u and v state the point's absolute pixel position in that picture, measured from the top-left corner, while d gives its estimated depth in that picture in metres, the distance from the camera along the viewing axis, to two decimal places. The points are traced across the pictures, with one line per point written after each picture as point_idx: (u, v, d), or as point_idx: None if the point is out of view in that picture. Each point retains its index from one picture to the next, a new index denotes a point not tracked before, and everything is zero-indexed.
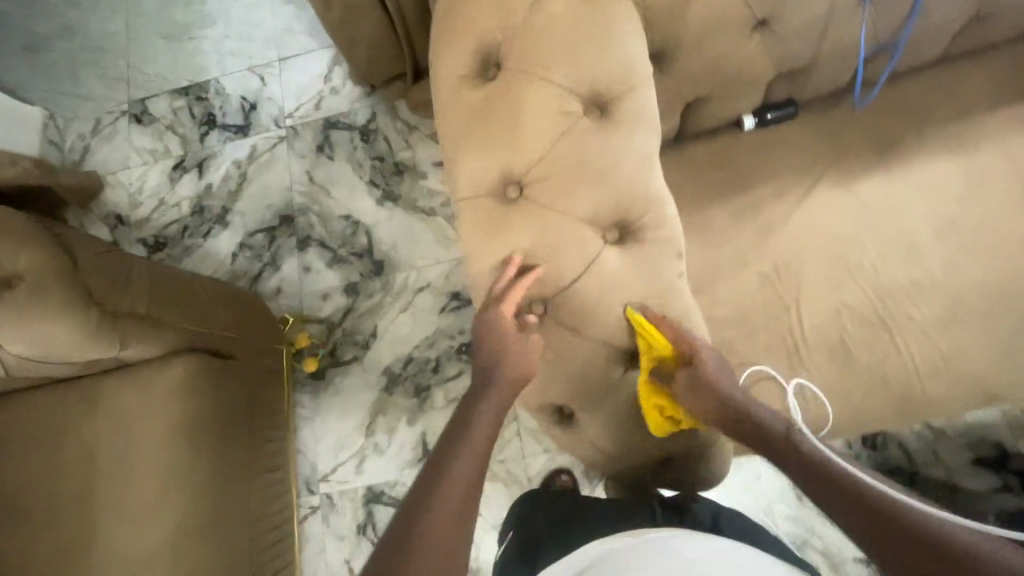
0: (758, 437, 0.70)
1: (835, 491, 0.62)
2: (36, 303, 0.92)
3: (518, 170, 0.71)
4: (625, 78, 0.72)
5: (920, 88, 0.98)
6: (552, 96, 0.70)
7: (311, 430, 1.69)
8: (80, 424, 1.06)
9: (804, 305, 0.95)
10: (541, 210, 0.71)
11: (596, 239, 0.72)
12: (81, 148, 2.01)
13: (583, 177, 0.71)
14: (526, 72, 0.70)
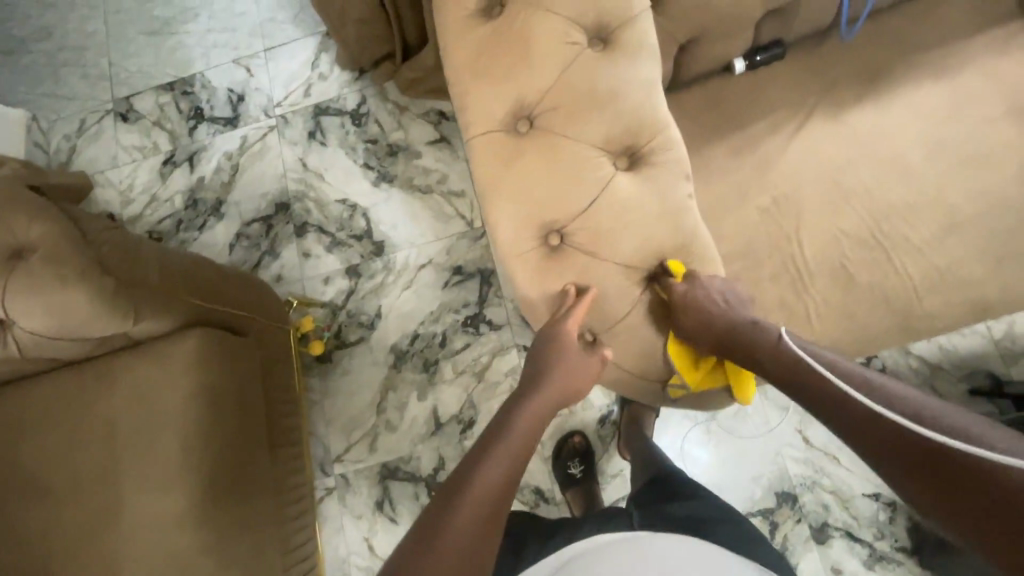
0: (755, 359, 0.75)
1: (831, 406, 0.66)
2: (52, 273, 0.93)
3: (530, 100, 0.73)
4: (625, 9, 0.74)
5: (901, 21, 1.02)
6: (556, 27, 0.72)
7: (322, 412, 1.68)
8: (100, 402, 1.07)
9: (805, 234, 0.98)
10: (553, 139, 0.73)
11: (607, 166, 0.74)
12: (66, 149, 1.98)
13: (591, 104, 0.73)
14: (531, 6, 0.72)
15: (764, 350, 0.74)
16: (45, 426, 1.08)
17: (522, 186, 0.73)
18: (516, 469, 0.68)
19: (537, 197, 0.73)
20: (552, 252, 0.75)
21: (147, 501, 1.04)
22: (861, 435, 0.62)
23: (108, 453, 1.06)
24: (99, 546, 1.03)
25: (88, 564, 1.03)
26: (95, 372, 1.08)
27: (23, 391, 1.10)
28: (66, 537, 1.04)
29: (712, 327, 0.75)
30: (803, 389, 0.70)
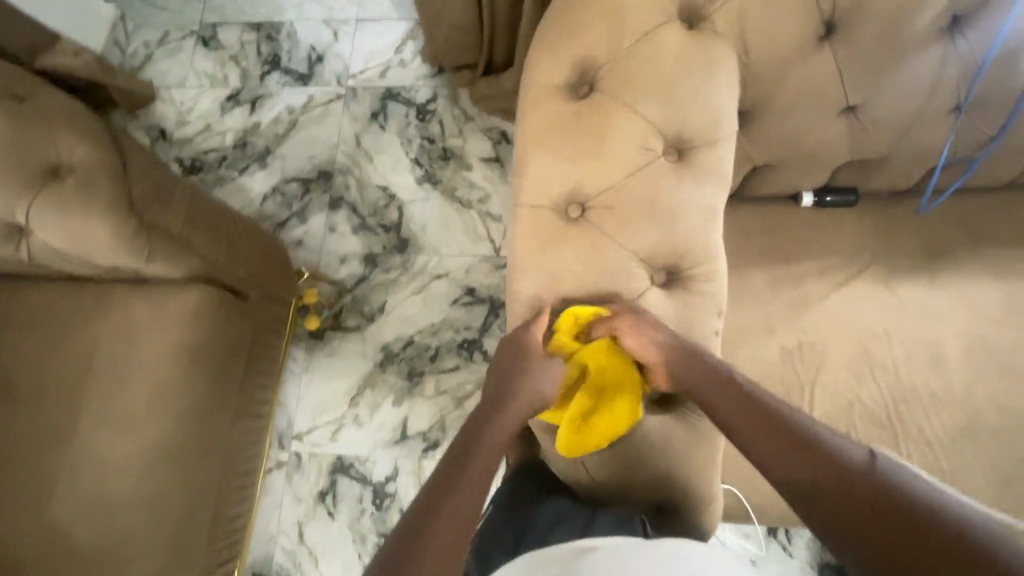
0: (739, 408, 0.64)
1: (806, 461, 0.58)
2: (82, 197, 0.93)
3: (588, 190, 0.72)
4: (711, 129, 0.72)
5: (982, 209, 0.99)
6: (636, 129, 0.71)
7: (297, 386, 1.68)
8: (88, 325, 1.07)
9: (820, 388, 0.95)
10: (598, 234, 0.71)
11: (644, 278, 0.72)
12: (142, 56, 2.01)
13: (643, 209, 0.71)
14: (619, 98, 0.71)
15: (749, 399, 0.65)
16: (30, 331, 1.08)
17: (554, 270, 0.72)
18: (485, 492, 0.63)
19: (565, 287, 0.72)
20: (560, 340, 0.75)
21: (100, 438, 1.03)
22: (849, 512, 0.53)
23: (78, 376, 1.06)
24: (41, 464, 1.03)
25: (23, 478, 1.03)
26: (92, 294, 1.08)
27: (20, 291, 1.10)
28: (13, 446, 1.04)
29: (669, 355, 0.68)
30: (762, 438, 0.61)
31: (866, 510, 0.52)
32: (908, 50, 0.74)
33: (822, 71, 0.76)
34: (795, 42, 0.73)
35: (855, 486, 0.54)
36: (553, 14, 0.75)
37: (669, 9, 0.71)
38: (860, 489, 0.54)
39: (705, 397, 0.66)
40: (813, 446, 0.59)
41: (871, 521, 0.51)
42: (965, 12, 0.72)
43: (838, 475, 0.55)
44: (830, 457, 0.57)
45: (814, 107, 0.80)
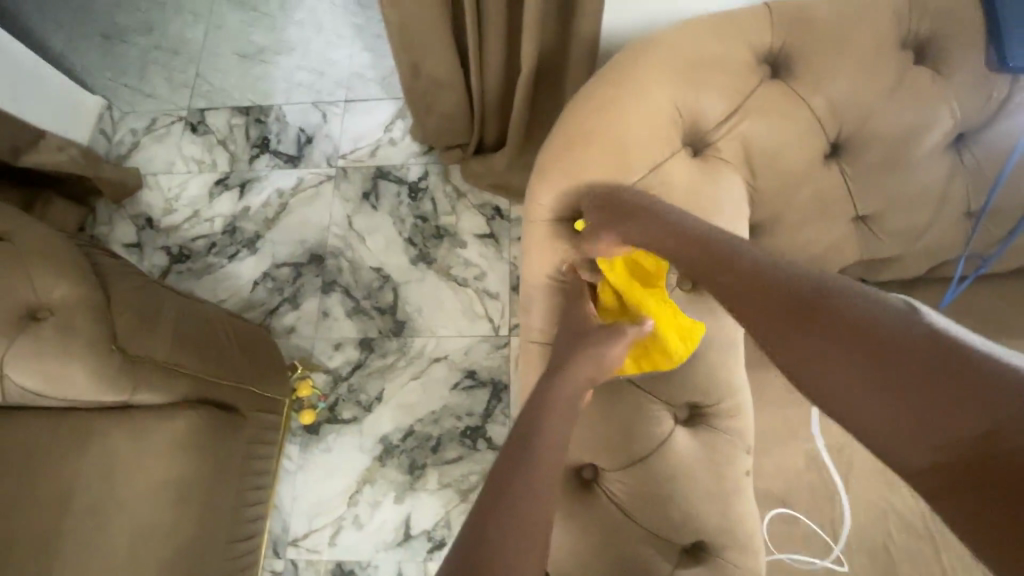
0: (731, 276, 0.59)
1: (804, 325, 0.53)
2: (63, 341, 0.89)
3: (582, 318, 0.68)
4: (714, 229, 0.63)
5: (996, 297, 0.96)
6: (642, 236, 0.64)
7: (292, 486, 1.59)
8: (55, 468, 0.94)
9: (850, 498, 0.91)
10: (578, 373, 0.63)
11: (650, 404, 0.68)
12: (129, 143, 1.94)
13: (630, 332, 0.65)
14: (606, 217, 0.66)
15: (753, 270, 0.58)
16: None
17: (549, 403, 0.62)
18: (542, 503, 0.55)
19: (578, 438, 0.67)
20: (584, 490, 0.68)
21: None
22: (864, 383, 0.48)
23: None
24: None
25: None
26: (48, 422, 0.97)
27: None
28: None
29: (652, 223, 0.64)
30: (762, 305, 0.56)
31: (884, 373, 0.47)
32: (916, 168, 0.72)
33: (829, 188, 0.74)
34: (804, 163, 0.72)
35: (973, 410, 0.42)
36: (553, 143, 0.73)
37: (673, 140, 0.69)
38: (900, 362, 0.47)
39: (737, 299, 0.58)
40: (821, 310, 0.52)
41: (954, 453, 0.43)
42: (971, 129, 0.71)
43: (933, 393, 0.44)
44: (918, 371, 0.46)
45: (825, 220, 0.78)
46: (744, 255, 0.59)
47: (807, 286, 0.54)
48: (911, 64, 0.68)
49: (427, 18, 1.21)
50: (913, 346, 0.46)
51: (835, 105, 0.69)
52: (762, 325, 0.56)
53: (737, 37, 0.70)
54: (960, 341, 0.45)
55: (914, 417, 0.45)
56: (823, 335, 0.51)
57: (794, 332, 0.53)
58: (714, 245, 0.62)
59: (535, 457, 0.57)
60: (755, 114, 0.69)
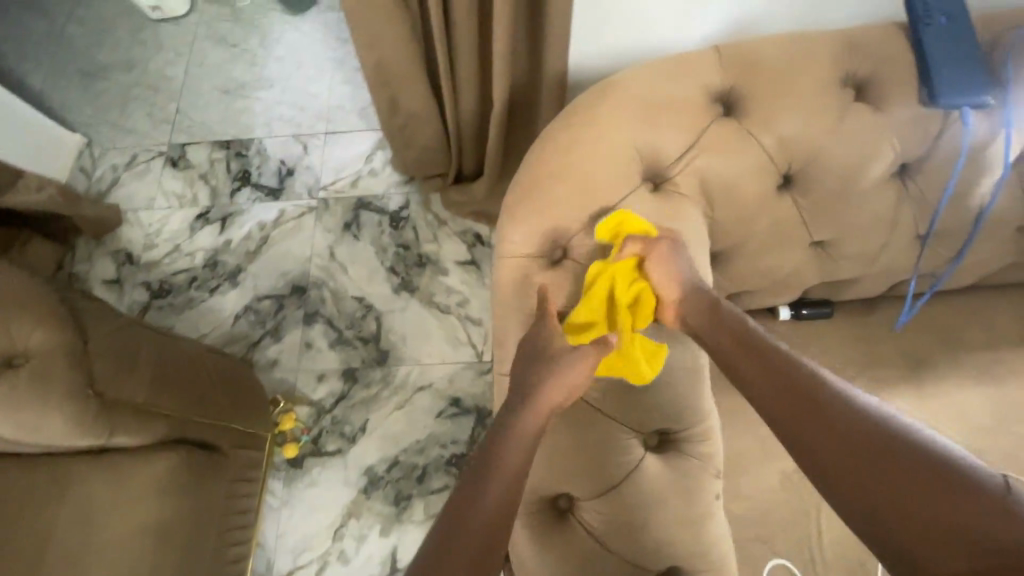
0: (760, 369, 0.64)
1: (831, 424, 0.58)
2: (37, 390, 0.88)
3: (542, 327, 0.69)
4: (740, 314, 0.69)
5: (953, 313, 1.01)
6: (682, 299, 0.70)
7: (276, 522, 1.57)
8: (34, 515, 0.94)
9: (825, 516, 0.92)
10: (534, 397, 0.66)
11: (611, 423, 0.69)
12: (109, 180, 1.94)
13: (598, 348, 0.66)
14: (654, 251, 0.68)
15: (777, 367, 0.64)
16: None
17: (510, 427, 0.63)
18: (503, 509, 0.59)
19: (549, 467, 0.68)
20: (558, 520, 0.70)
21: None
22: (884, 482, 0.53)
23: None
24: None
25: None
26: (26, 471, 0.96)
27: None
28: None
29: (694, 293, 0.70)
30: (786, 402, 0.61)
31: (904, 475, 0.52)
32: (865, 196, 0.76)
33: (785, 217, 0.78)
34: (760, 194, 0.76)
35: (984, 521, 0.48)
36: (521, 182, 0.75)
37: (633, 176, 0.72)
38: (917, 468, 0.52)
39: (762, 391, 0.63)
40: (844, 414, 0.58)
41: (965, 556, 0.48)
42: (913, 160, 0.75)
43: (954, 507, 0.50)
44: (937, 480, 0.51)
45: (783, 246, 0.81)
46: (772, 354, 0.65)
47: (831, 391, 0.60)
48: (853, 100, 0.73)
49: (401, 58, 1.25)
50: (929, 459, 0.53)
51: (784, 140, 0.73)
52: (787, 419, 0.60)
53: (690, 79, 0.74)
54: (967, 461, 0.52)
55: (929, 519, 0.50)
56: (847, 435, 0.56)
57: (821, 429, 0.58)
58: (744, 344, 0.67)
59: (501, 473, 0.60)
60: (710, 150, 0.73)
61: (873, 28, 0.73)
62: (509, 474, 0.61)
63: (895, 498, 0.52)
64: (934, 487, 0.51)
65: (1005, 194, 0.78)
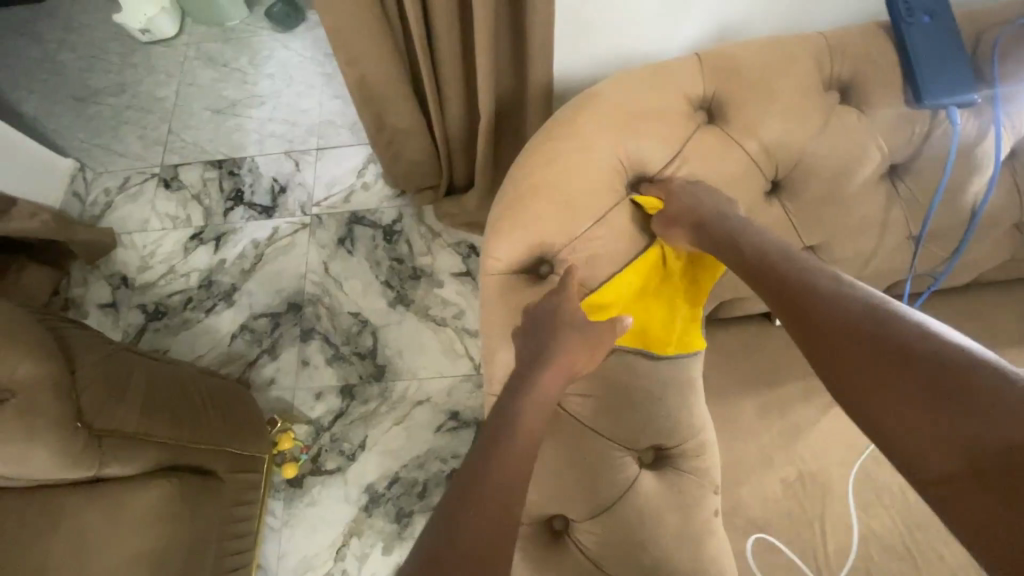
0: (787, 293, 0.66)
1: (846, 337, 0.59)
2: (25, 424, 0.86)
3: (550, 321, 0.67)
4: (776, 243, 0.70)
5: (951, 312, 0.99)
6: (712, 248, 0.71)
7: (277, 543, 1.56)
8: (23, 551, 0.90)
9: (829, 524, 0.91)
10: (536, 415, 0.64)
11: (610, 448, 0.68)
12: (103, 203, 1.94)
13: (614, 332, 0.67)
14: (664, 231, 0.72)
15: (802, 289, 0.65)
16: None
17: (505, 445, 0.60)
18: (501, 512, 0.55)
19: (543, 488, 0.67)
20: (554, 541, 0.68)
21: None
22: (892, 390, 0.55)
23: None
24: None
25: None
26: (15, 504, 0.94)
27: None
28: None
29: (726, 243, 0.71)
30: (807, 320, 0.63)
31: (913, 383, 0.54)
32: (854, 199, 0.75)
33: (774, 223, 0.77)
34: (746, 201, 0.75)
35: (988, 422, 0.50)
36: (503, 198, 0.74)
37: (617, 189, 0.72)
38: (924, 375, 0.54)
39: (788, 317, 0.66)
40: (859, 326, 0.59)
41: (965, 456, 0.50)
42: (900, 162, 0.74)
43: (960, 410, 0.51)
44: (944, 384, 0.52)
45: None
46: (796, 276, 0.66)
47: (849, 303, 0.61)
48: (837, 103, 0.72)
49: (386, 73, 1.24)
50: (941, 364, 0.53)
51: (769, 146, 0.72)
52: (808, 337, 0.63)
53: (671, 87, 0.73)
54: (982, 359, 0.52)
55: (933, 422, 0.52)
56: (860, 346, 0.58)
57: (837, 345, 0.60)
58: (776, 269, 0.68)
59: (495, 474, 0.58)
60: (694, 160, 0.72)
61: (856, 30, 0.72)
62: (498, 483, 0.57)
63: (906, 405, 0.54)
64: (945, 395, 0.52)
65: (997, 192, 0.77)
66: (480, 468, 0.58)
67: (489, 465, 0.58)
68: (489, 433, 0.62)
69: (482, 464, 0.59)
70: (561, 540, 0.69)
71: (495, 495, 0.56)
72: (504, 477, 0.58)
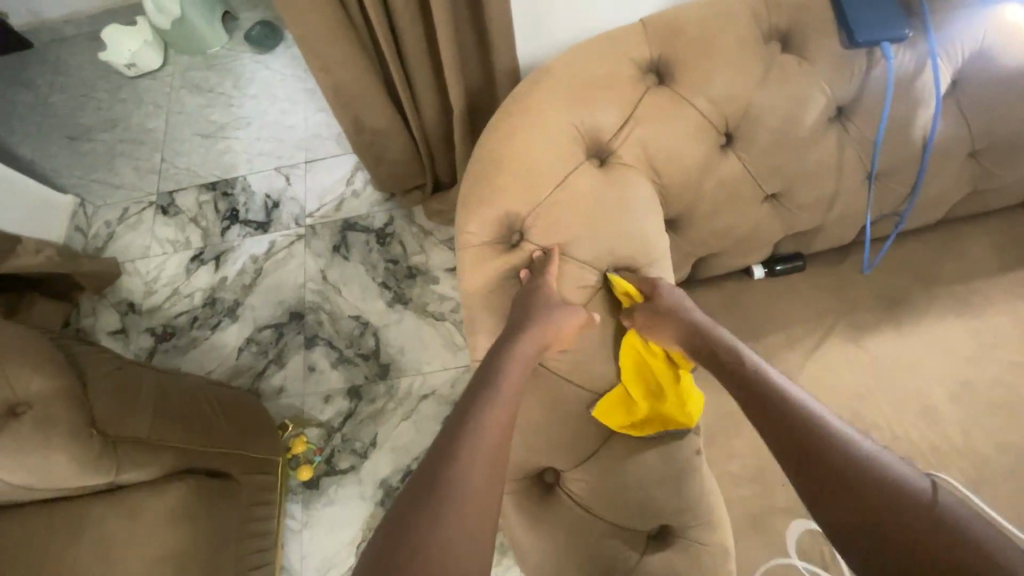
0: (723, 366, 0.70)
1: (772, 407, 0.64)
2: (42, 434, 0.91)
3: (532, 293, 0.71)
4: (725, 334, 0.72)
5: (924, 250, 1.01)
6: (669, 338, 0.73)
7: (298, 545, 1.60)
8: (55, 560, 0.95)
9: None
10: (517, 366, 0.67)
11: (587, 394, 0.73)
12: (105, 235, 2.00)
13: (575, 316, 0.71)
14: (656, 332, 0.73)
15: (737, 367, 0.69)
16: None
17: (487, 383, 0.65)
18: (499, 446, 0.60)
19: (529, 443, 0.71)
20: (546, 492, 0.74)
21: None
22: (807, 452, 0.59)
23: None
24: None
25: None
26: (42, 518, 0.99)
27: None
28: None
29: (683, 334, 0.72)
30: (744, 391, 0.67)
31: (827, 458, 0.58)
32: (808, 143, 0.78)
33: (732, 175, 0.80)
34: (702, 155, 0.78)
35: (882, 501, 0.53)
36: (469, 176, 0.79)
37: (576, 153, 0.75)
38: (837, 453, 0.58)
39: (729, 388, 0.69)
40: (783, 404, 0.63)
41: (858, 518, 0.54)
42: (847, 102, 0.77)
43: (864, 486, 0.55)
44: (850, 465, 0.56)
45: (737, 205, 0.83)
46: (737, 356, 0.70)
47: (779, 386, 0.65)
48: (778, 52, 0.75)
49: (359, 77, 1.29)
50: (847, 449, 0.58)
51: (717, 101, 0.75)
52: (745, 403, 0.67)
53: (618, 54, 0.76)
54: (888, 462, 0.57)
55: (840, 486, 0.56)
56: (786, 420, 0.62)
57: (766, 410, 0.64)
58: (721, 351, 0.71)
59: (490, 412, 0.62)
60: (647, 120, 0.75)
61: None
62: (494, 419, 0.61)
63: (821, 469, 0.58)
64: (845, 469, 0.56)
65: (945, 124, 0.79)
66: (475, 408, 0.62)
67: (485, 404, 0.62)
68: (481, 376, 0.66)
69: (476, 403, 0.62)
70: (554, 491, 0.74)
71: (492, 430, 0.60)
72: (498, 414, 0.62)
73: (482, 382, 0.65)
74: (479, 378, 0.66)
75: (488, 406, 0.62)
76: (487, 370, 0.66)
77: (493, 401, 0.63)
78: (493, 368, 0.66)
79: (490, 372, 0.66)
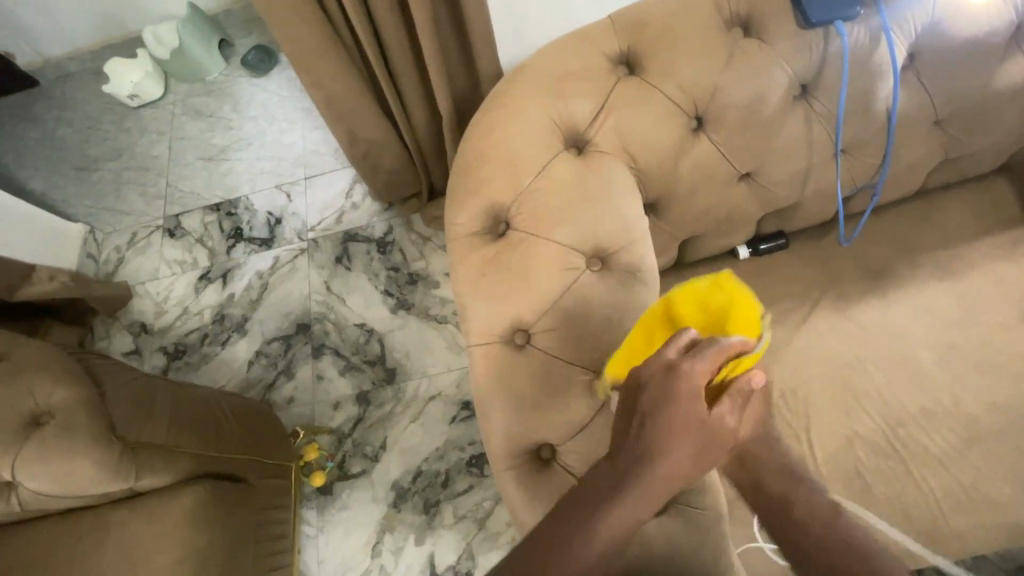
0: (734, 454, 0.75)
1: (772, 491, 0.71)
2: (64, 441, 0.98)
3: (670, 386, 0.59)
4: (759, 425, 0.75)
5: (903, 221, 1.04)
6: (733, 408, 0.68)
7: (316, 549, 1.63)
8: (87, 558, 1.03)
9: (815, 433, 0.95)
10: (617, 494, 0.59)
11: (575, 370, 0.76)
12: (115, 260, 2.06)
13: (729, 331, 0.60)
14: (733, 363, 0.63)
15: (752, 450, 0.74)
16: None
17: (638, 475, 0.59)
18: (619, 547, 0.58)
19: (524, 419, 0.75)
20: (543, 466, 0.78)
21: None
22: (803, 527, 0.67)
23: None
24: None
25: None
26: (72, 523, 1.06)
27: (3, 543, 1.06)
28: None
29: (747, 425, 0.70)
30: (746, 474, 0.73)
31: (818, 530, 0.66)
32: (774, 123, 0.82)
33: (706, 157, 0.84)
34: (675, 139, 0.81)
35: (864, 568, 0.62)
36: (457, 172, 0.84)
37: (554, 144, 0.80)
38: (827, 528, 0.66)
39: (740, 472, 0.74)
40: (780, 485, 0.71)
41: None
42: (809, 80, 0.80)
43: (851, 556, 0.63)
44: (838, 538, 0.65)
45: (714, 186, 0.87)
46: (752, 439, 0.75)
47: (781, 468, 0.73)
48: (738, 39, 0.79)
49: (350, 91, 1.35)
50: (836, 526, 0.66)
51: (684, 87, 0.79)
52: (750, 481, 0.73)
53: (589, 50, 0.81)
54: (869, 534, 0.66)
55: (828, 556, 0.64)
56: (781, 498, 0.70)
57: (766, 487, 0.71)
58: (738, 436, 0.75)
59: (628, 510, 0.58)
60: (619, 109, 0.80)
61: None
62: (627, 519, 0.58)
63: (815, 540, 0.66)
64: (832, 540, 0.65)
65: (906, 96, 0.83)
66: (615, 502, 0.58)
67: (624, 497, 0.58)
68: (638, 464, 0.59)
69: (619, 495, 0.59)
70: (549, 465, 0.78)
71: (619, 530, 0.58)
72: (632, 517, 0.58)
73: (632, 465, 0.59)
74: (632, 455, 0.60)
75: (627, 503, 0.58)
76: (643, 456, 0.59)
77: (632, 501, 0.58)
78: (647, 453, 0.59)
79: (642, 455, 0.59)
